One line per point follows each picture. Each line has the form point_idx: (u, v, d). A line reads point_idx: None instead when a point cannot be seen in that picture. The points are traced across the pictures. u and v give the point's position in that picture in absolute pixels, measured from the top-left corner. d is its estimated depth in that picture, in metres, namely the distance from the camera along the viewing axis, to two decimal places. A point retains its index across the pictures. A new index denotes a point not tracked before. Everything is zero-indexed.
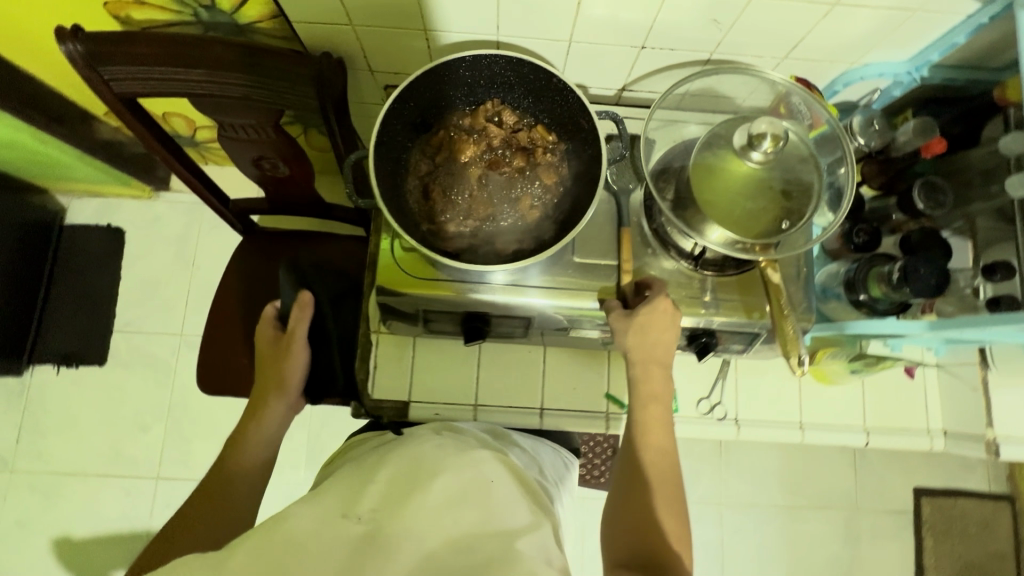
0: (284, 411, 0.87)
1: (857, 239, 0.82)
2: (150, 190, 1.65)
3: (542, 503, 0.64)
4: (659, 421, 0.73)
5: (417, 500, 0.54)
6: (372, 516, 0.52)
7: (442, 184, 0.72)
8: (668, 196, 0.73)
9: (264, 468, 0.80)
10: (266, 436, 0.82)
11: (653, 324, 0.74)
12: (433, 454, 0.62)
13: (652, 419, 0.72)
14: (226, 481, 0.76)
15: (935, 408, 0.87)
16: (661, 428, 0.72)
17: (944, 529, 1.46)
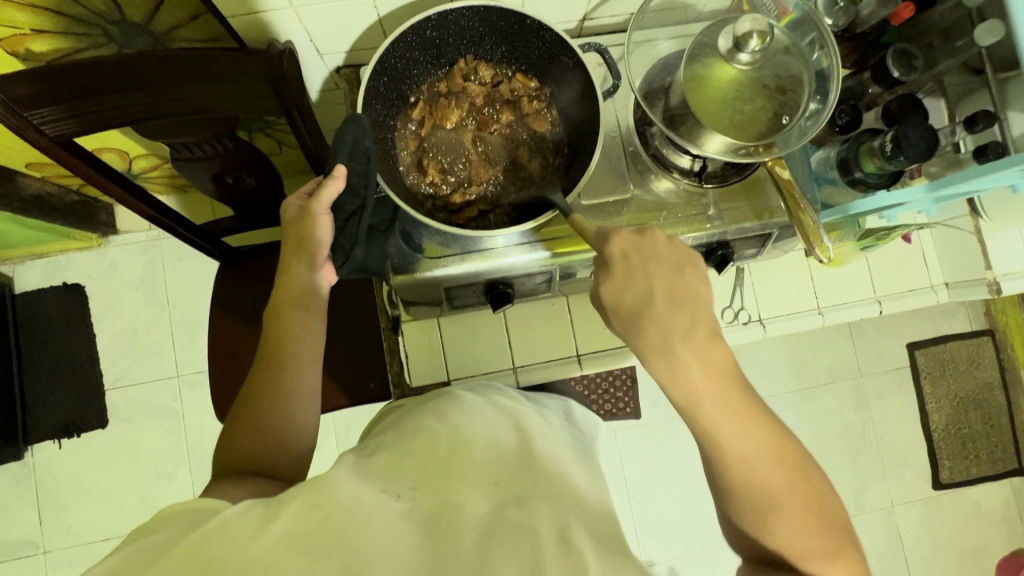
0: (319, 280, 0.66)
1: (840, 120, 0.84)
2: (98, 237, 1.53)
3: (582, 476, 0.63)
4: (717, 394, 0.55)
5: (460, 474, 0.55)
6: (413, 494, 0.53)
7: (439, 157, 0.70)
8: (662, 118, 0.73)
9: (316, 341, 0.66)
10: (304, 307, 0.65)
11: (638, 287, 0.57)
12: (466, 429, 0.63)
13: (698, 401, 0.55)
14: (279, 365, 0.63)
15: (935, 264, 0.92)
16: (722, 393, 0.55)
17: (939, 373, 1.58)
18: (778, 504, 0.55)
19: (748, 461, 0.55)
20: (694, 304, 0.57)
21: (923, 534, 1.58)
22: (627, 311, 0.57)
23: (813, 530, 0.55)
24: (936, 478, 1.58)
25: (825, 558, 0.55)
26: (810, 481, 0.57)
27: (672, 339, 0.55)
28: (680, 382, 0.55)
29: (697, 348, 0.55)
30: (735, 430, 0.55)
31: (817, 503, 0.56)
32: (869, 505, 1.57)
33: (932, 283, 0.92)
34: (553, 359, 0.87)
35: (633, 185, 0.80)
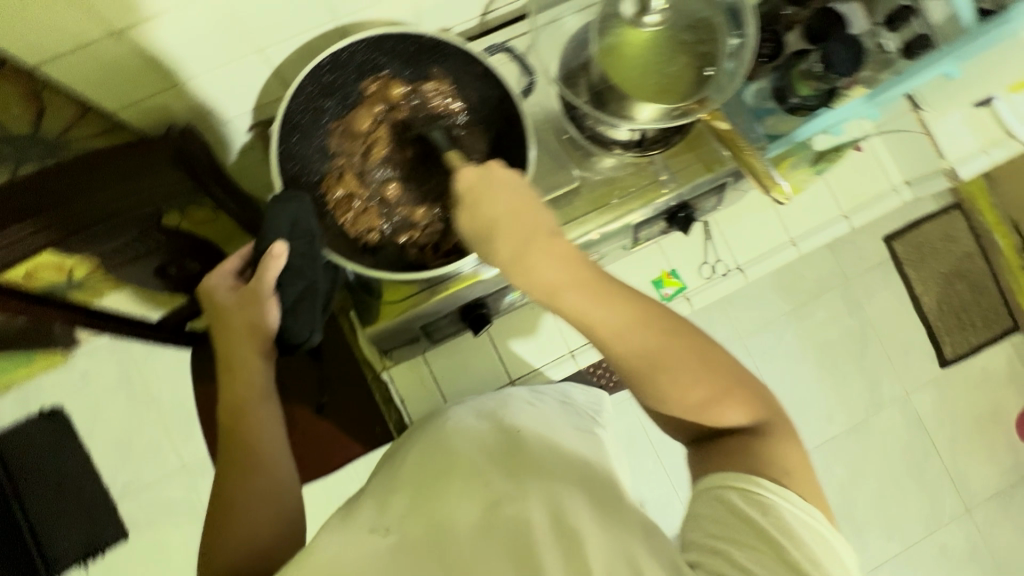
0: (270, 365, 0.62)
1: (764, 49, 0.81)
2: (62, 354, 1.47)
3: (585, 449, 0.57)
4: (575, 282, 0.49)
5: (448, 494, 0.48)
6: (401, 522, 0.46)
7: (358, 194, 0.65)
8: (587, 99, 0.71)
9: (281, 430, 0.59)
10: (264, 392, 0.59)
11: (478, 217, 0.52)
12: (446, 438, 0.57)
13: (551, 292, 0.50)
14: (246, 461, 0.55)
15: (894, 165, 0.90)
16: (583, 282, 0.49)
17: (919, 257, 1.62)
18: (672, 363, 0.48)
19: (618, 330, 0.48)
20: (538, 210, 0.52)
21: (944, 410, 1.64)
22: (476, 234, 0.53)
23: (700, 381, 0.49)
24: (941, 357, 1.63)
25: (727, 404, 0.49)
26: (688, 337, 0.50)
27: (512, 248, 0.50)
28: (530, 277, 0.50)
29: (539, 246, 0.50)
30: (594, 302, 0.49)
31: (704, 354, 0.49)
32: (886, 400, 1.63)
33: (894, 183, 0.91)
34: (545, 363, 0.86)
35: (577, 170, 0.78)
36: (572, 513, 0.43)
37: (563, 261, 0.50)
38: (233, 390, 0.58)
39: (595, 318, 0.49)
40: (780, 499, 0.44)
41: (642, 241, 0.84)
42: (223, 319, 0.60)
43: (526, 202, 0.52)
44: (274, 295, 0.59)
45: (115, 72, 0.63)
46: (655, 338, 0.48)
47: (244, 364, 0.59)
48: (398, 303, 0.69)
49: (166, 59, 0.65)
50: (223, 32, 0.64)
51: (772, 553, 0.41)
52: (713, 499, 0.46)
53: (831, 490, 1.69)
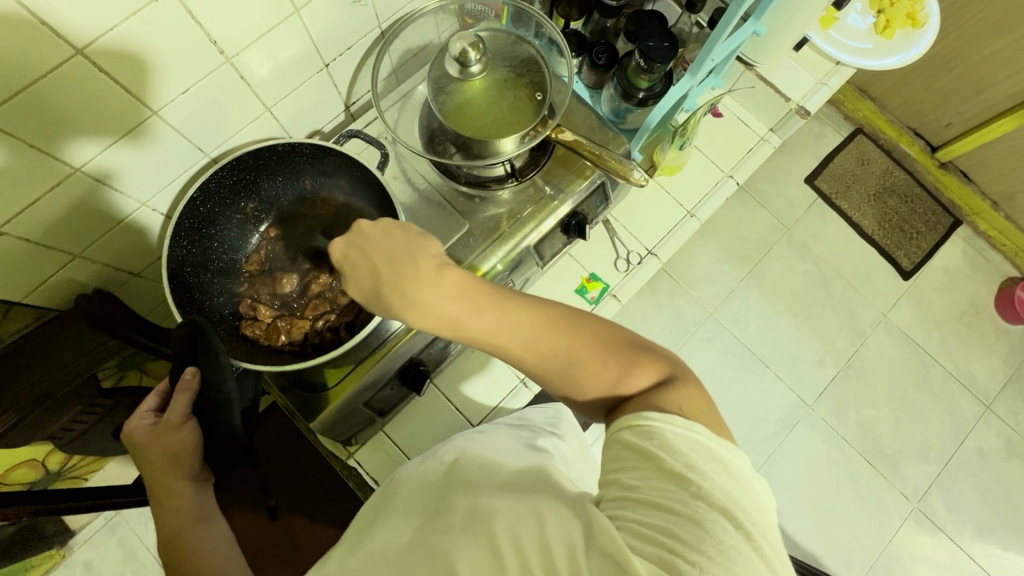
0: (203, 488, 0.60)
1: (601, 59, 0.91)
2: (58, 549, 1.43)
3: (527, 459, 0.58)
4: (470, 307, 0.52)
5: (389, 534, 0.48)
6: (340, 564, 0.47)
7: (279, 294, 0.71)
8: (454, 151, 0.78)
9: (229, 539, 0.56)
10: (200, 514, 0.57)
11: (362, 271, 0.55)
12: (392, 489, 0.58)
13: (452, 322, 0.53)
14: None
15: (753, 119, 1.00)
16: (477, 303, 0.52)
17: (844, 186, 1.86)
18: (576, 356, 0.51)
19: (526, 341, 0.51)
20: (414, 250, 0.55)
21: (924, 317, 1.79)
22: (368, 292, 0.55)
23: (605, 359, 0.50)
24: (901, 270, 1.81)
25: (635, 372, 0.50)
26: (584, 325, 0.52)
27: (405, 293, 0.53)
28: (428, 314, 0.53)
29: (426, 284, 0.53)
30: (488, 322, 0.52)
31: (604, 338, 0.51)
32: (868, 326, 1.77)
33: (760, 134, 1.00)
34: (503, 398, 0.87)
35: (467, 214, 0.83)
36: (493, 508, 0.45)
37: (454, 290, 0.53)
38: (167, 523, 0.56)
39: (500, 336, 0.52)
40: (663, 422, 0.44)
41: (552, 256, 0.89)
42: (142, 458, 0.59)
43: (399, 241, 0.56)
44: (187, 416, 0.60)
45: (16, 267, 0.68)
46: (554, 335, 0.51)
47: (171, 495, 0.57)
48: (336, 385, 0.73)
49: (52, 240, 0.68)
50: (106, 199, 0.69)
51: (659, 464, 0.42)
52: (611, 442, 0.46)
53: (851, 431, 1.69)
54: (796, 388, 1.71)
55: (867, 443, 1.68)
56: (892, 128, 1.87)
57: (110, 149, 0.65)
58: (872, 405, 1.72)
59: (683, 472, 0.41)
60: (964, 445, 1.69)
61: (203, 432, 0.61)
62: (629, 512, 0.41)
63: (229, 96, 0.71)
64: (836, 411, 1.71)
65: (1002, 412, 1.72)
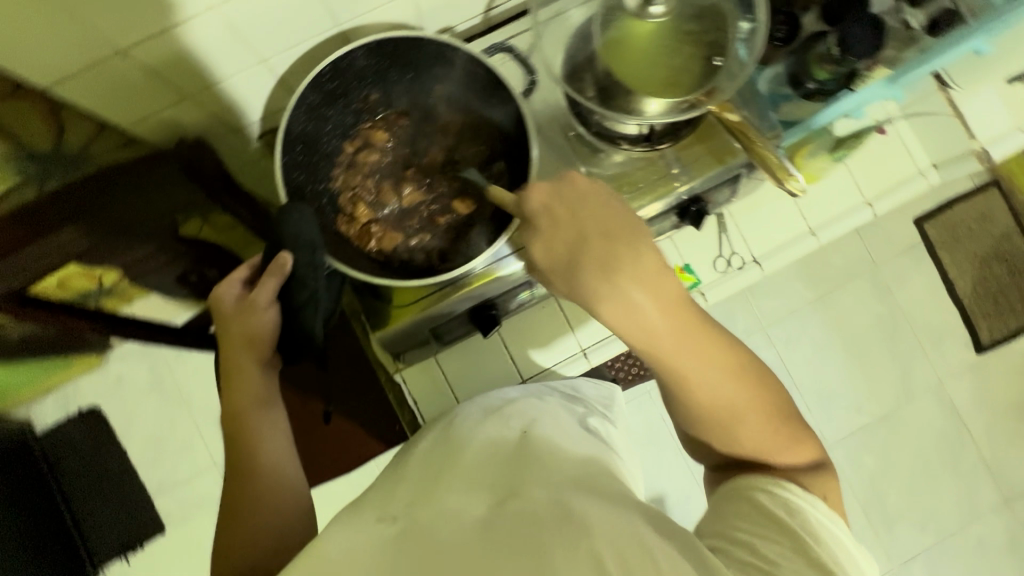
0: (269, 372, 0.63)
1: (779, 33, 0.78)
2: (97, 357, 1.53)
3: (587, 448, 0.58)
4: (686, 335, 0.52)
5: (454, 489, 0.49)
6: (407, 513, 0.48)
7: (375, 199, 0.67)
8: (592, 94, 0.69)
9: (285, 430, 0.61)
10: (264, 400, 0.60)
11: (570, 242, 0.53)
12: (451, 437, 0.59)
13: (654, 339, 0.52)
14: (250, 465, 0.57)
15: (918, 147, 0.88)
16: (683, 326, 0.52)
17: (953, 238, 1.70)
18: (743, 409, 0.54)
19: (710, 380, 0.53)
20: (636, 237, 0.53)
21: (980, 396, 1.69)
22: (561, 264, 0.54)
23: (771, 426, 0.54)
24: (977, 343, 1.70)
25: (790, 448, 0.54)
26: (761, 389, 0.55)
27: (613, 283, 0.51)
28: (633, 317, 0.52)
29: (643, 283, 0.51)
30: (687, 353, 0.52)
31: (777, 407, 0.55)
32: (920, 388, 1.69)
33: (919, 166, 0.88)
34: (557, 361, 0.85)
35: (584, 166, 0.76)
36: (578, 509, 0.44)
37: (664, 301, 0.52)
38: (235, 400, 0.59)
39: (689, 364, 0.52)
40: (807, 504, 0.49)
41: (654, 235, 0.82)
42: (225, 326, 0.61)
43: (622, 223, 0.54)
44: (273, 303, 0.59)
45: (124, 88, 0.65)
46: (737, 389, 0.54)
47: (242, 373, 0.60)
48: (408, 305, 0.70)
49: (165, 72, 0.65)
50: (229, 46, 0.65)
51: (792, 532, 0.46)
52: (738, 496, 0.51)
53: (861, 481, 1.66)
54: (822, 425, 1.67)
55: (872, 497, 1.66)
56: None
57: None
58: (891, 463, 1.67)
59: (833, 568, 0.44)
60: (968, 528, 1.66)
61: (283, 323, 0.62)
62: (741, 550, 0.45)
63: None
64: (853, 457, 1.67)
65: (1020, 510, 1.67)
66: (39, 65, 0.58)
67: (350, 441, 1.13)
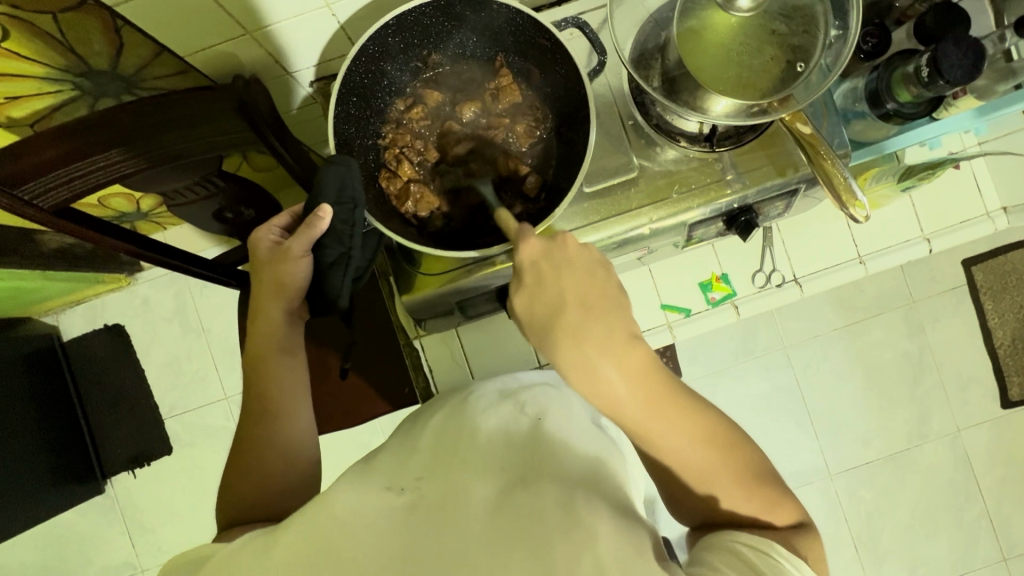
0: (294, 321, 0.63)
1: (865, 46, 0.76)
2: (126, 276, 1.57)
3: (598, 446, 0.57)
4: (646, 405, 0.49)
5: (463, 468, 0.50)
6: (415, 485, 0.49)
7: (420, 159, 0.65)
8: (658, 84, 0.67)
9: (302, 381, 0.63)
10: (286, 348, 0.62)
11: (547, 308, 0.52)
12: (463, 414, 0.59)
13: (613, 407, 0.50)
14: (266, 410, 0.60)
15: (990, 189, 0.84)
16: (650, 398, 0.50)
17: (1001, 286, 1.62)
18: (719, 479, 0.50)
19: (677, 450, 0.50)
20: (614, 310, 0.51)
21: (996, 451, 1.64)
22: (535, 323, 0.52)
23: (751, 494, 0.51)
24: (1005, 397, 1.64)
25: (771, 513, 0.51)
26: (739, 451, 0.51)
27: (588, 349, 0.49)
28: (598, 388, 0.49)
29: (613, 355, 0.49)
30: (645, 418, 0.49)
31: (757, 469, 0.52)
32: (935, 433, 1.64)
33: (988, 209, 0.84)
34: None
35: (638, 158, 0.73)
36: (586, 510, 0.43)
37: (635, 375, 0.49)
38: (261, 344, 0.61)
39: (657, 431, 0.50)
40: (793, 566, 0.45)
41: (697, 239, 0.80)
42: (259, 269, 0.62)
43: (601, 289, 0.52)
44: (307, 253, 0.59)
45: (185, 16, 0.64)
46: (711, 454, 0.50)
47: (267, 319, 0.61)
48: (433, 276, 0.68)
49: (229, 6, 0.63)
50: None
51: None
52: (723, 549, 0.46)
53: (856, 515, 1.64)
54: (827, 454, 1.65)
55: (865, 532, 1.64)
56: None
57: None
58: (892, 502, 1.64)
59: None
60: None
61: (314, 275, 0.61)
62: None
63: None
64: (854, 491, 1.64)
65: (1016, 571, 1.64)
66: None
67: (359, 396, 1.15)
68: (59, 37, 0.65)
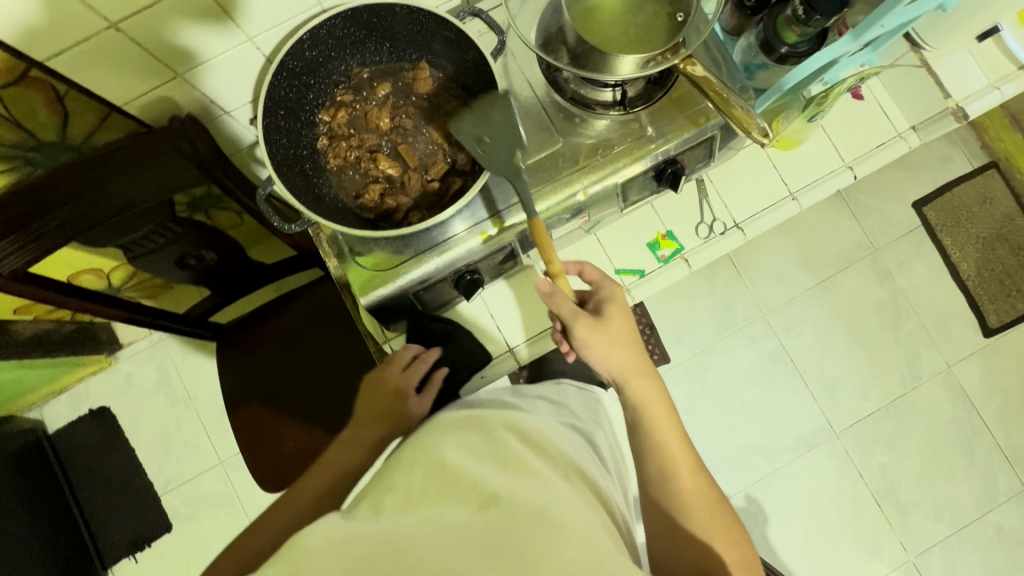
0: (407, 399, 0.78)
1: (750, 1, 0.82)
2: (106, 356, 1.58)
3: (568, 458, 0.62)
4: (677, 446, 0.67)
5: (441, 494, 0.52)
6: (389, 517, 0.50)
7: (354, 156, 0.69)
8: (568, 62, 0.71)
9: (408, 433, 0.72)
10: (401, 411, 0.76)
11: (603, 339, 0.72)
12: (435, 438, 0.61)
13: (671, 459, 0.66)
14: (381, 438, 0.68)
15: (896, 111, 0.89)
16: (678, 435, 0.69)
17: (953, 221, 1.69)
18: (713, 517, 0.63)
19: (689, 475, 0.65)
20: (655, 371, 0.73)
21: (989, 381, 1.66)
22: (598, 347, 0.72)
23: (733, 547, 0.62)
24: (985, 326, 1.67)
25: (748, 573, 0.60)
26: (726, 516, 0.64)
27: (631, 373, 0.71)
28: (643, 405, 0.70)
29: (654, 392, 0.71)
30: (678, 449, 0.67)
31: (738, 536, 0.63)
32: (927, 372, 1.66)
33: (899, 130, 0.89)
34: (543, 330, 0.87)
35: (561, 135, 0.77)
36: (562, 522, 0.49)
37: (654, 396, 0.71)
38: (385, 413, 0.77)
39: (674, 450, 0.67)
40: None
41: (634, 202, 0.84)
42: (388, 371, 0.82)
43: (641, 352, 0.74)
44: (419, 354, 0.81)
45: (115, 63, 0.68)
46: (711, 507, 0.64)
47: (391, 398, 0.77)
48: (385, 273, 0.71)
49: (153, 49, 0.68)
50: (210, 23, 0.68)
51: None
52: None
53: (870, 470, 1.63)
54: (828, 412, 1.65)
55: (882, 486, 1.62)
56: None
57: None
58: (901, 451, 1.64)
59: None
60: (984, 517, 1.61)
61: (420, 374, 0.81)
62: None
63: None
64: (862, 446, 1.64)
65: None
66: (36, 42, 0.62)
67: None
68: (5, 113, 0.71)
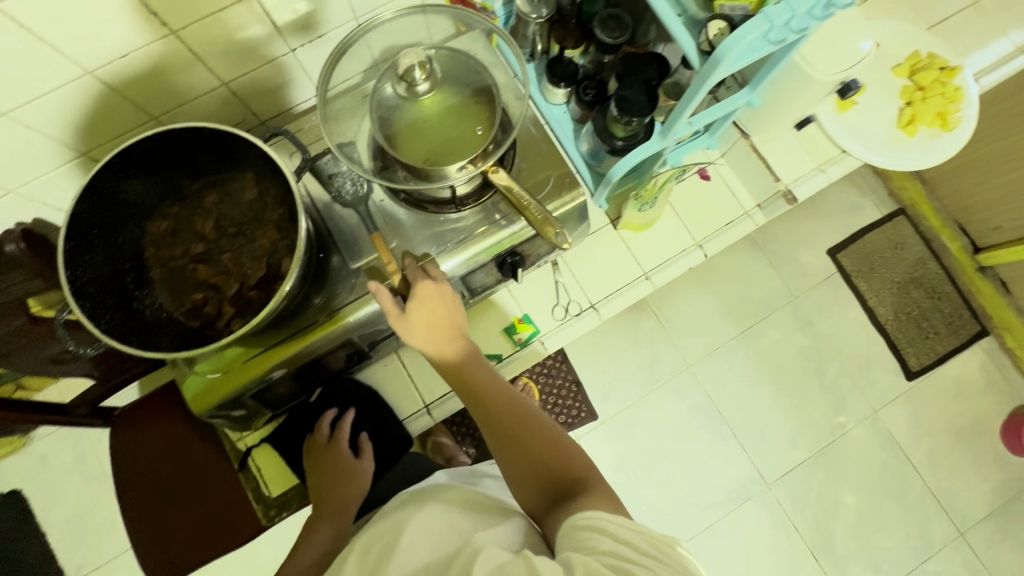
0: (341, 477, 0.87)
1: (588, 95, 0.85)
2: (19, 437, 1.50)
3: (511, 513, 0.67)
4: (486, 395, 0.68)
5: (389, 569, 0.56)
6: None
7: (176, 267, 0.70)
8: (398, 173, 0.72)
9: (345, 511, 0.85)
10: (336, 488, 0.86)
11: (414, 324, 0.67)
12: (389, 519, 0.65)
13: (495, 418, 0.66)
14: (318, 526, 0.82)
15: (742, 190, 0.93)
16: (476, 383, 0.69)
17: (867, 267, 1.72)
18: (536, 445, 0.64)
19: (509, 417, 0.66)
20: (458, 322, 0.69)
21: (916, 425, 1.64)
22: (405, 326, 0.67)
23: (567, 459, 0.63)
24: (906, 369, 1.67)
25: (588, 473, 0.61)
26: (545, 431, 0.66)
27: (433, 338, 0.68)
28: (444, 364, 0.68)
29: (459, 350, 0.69)
30: (491, 399, 0.67)
31: (566, 445, 0.64)
32: (853, 418, 1.65)
33: (746, 208, 0.93)
34: (408, 416, 0.88)
35: (394, 239, 0.77)
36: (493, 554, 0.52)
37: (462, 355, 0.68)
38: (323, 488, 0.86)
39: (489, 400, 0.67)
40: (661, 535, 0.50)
41: (482, 289, 0.85)
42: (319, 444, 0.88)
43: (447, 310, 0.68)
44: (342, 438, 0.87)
45: None
46: (526, 432, 0.65)
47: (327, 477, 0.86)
48: (214, 380, 0.72)
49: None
50: (44, 142, 0.74)
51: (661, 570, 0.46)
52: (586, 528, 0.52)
53: (806, 522, 1.59)
54: (760, 464, 1.61)
55: (817, 538, 1.58)
56: (937, 218, 1.73)
57: (32, 104, 0.68)
58: (835, 500, 1.60)
59: None
60: (922, 567, 1.56)
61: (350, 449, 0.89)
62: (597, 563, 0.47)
63: (180, 64, 0.72)
64: (796, 497, 1.60)
65: (976, 544, 1.58)
66: None
67: (242, 512, 1.14)
68: None
